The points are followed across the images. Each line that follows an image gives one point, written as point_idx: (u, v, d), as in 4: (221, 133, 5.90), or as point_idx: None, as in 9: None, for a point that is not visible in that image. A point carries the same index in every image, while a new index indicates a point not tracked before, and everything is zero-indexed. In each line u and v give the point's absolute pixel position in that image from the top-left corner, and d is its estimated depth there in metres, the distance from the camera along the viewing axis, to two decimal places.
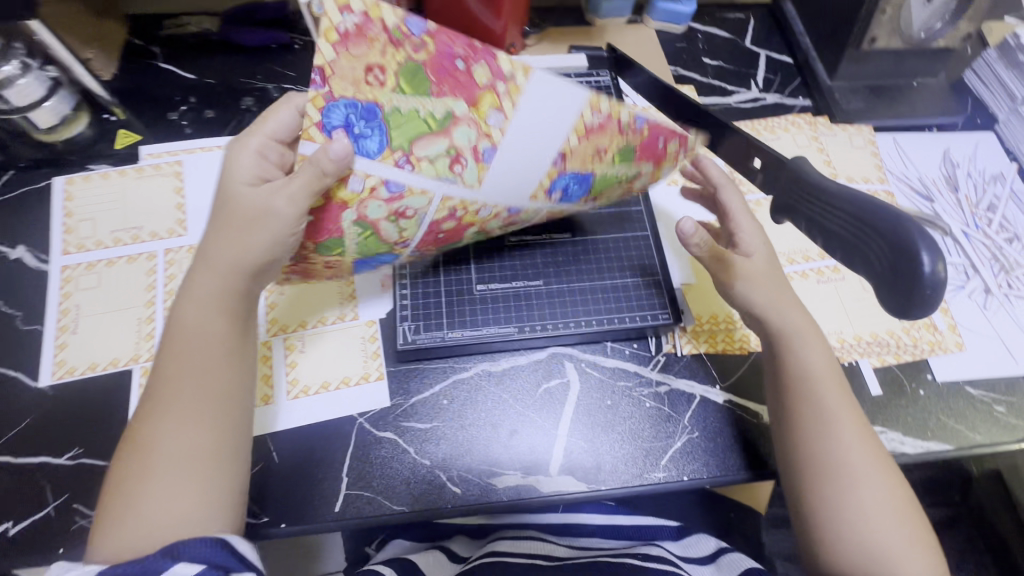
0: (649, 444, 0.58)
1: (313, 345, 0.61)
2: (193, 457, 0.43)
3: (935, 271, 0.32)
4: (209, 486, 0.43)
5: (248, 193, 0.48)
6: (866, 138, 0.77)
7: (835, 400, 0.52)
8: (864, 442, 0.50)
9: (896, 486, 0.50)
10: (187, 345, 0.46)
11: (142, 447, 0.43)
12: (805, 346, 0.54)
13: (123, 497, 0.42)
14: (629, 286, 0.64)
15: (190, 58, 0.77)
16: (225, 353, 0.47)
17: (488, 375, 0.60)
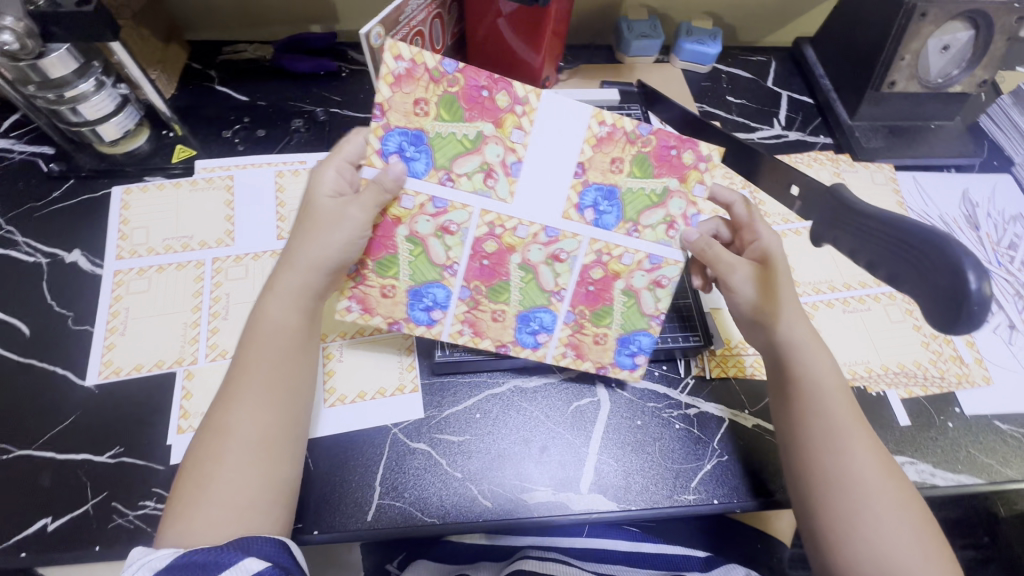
0: (680, 465, 0.59)
1: (351, 354, 0.63)
2: (266, 445, 0.45)
3: (977, 286, 0.31)
4: (277, 475, 0.45)
5: (328, 201, 0.52)
6: (887, 175, 0.80)
7: (846, 412, 0.53)
8: (876, 454, 0.52)
9: (910, 500, 0.50)
10: (268, 340, 0.49)
11: (219, 431, 0.45)
12: (814, 354, 0.55)
13: (197, 480, 0.43)
14: None
15: (245, 82, 0.82)
16: (301, 349, 0.50)
17: (521, 391, 0.62)
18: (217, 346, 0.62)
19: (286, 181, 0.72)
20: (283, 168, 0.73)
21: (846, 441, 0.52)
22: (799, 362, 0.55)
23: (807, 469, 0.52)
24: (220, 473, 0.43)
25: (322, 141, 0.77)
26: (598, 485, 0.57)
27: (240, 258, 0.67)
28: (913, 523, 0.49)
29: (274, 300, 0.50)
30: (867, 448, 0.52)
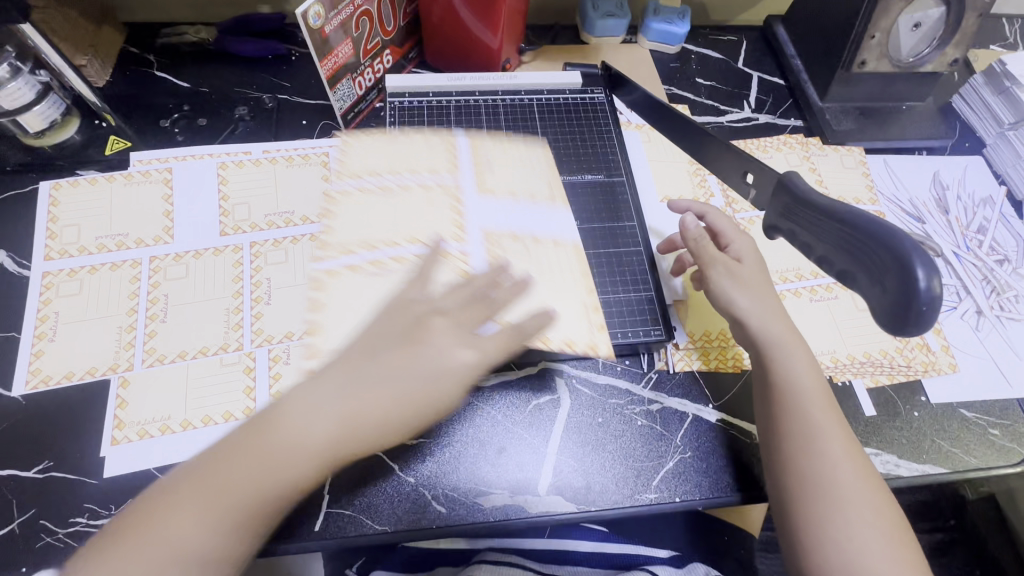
0: (641, 463, 0.57)
1: (298, 356, 0.59)
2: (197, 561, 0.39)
3: (928, 286, 0.33)
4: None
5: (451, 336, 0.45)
6: (857, 159, 0.78)
7: (825, 419, 0.53)
8: (851, 460, 0.52)
9: (885, 506, 0.50)
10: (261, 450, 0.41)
11: (141, 525, 0.40)
12: (790, 354, 0.56)
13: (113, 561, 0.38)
14: (622, 301, 0.63)
15: (186, 67, 0.77)
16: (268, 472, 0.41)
17: (478, 391, 0.59)
18: (154, 350, 0.58)
19: (229, 173, 0.68)
20: (226, 159, 0.69)
21: (822, 447, 0.52)
22: (777, 360, 0.55)
23: (782, 474, 0.52)
24: (171, 522, 0.39)
25: (269, 129, 0.73)
26: (557, 486, 0.55)
27: (180, 257, 0.63)
28: (882, 529, 0.49)
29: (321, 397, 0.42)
30: (844, 453, 0.52)
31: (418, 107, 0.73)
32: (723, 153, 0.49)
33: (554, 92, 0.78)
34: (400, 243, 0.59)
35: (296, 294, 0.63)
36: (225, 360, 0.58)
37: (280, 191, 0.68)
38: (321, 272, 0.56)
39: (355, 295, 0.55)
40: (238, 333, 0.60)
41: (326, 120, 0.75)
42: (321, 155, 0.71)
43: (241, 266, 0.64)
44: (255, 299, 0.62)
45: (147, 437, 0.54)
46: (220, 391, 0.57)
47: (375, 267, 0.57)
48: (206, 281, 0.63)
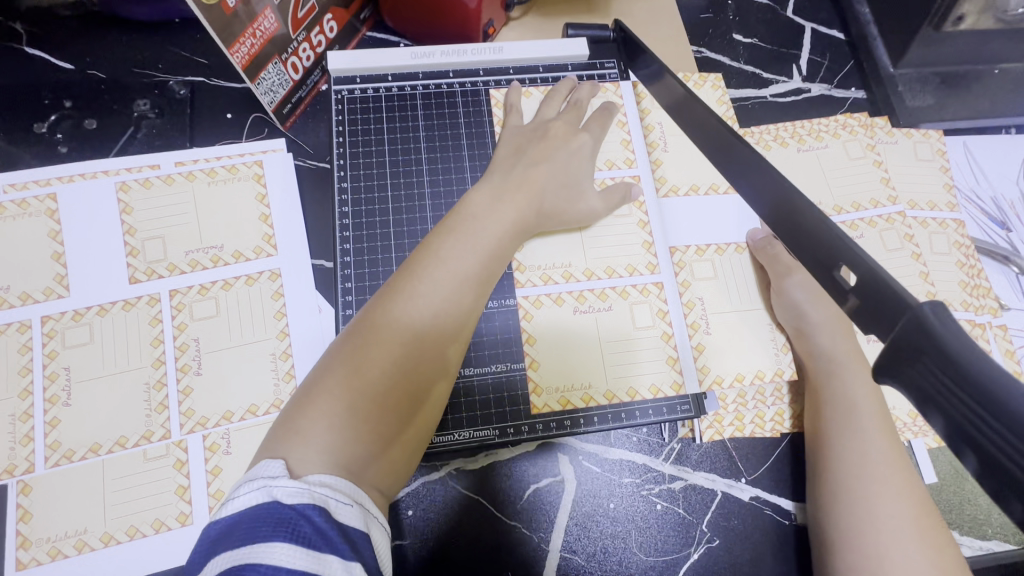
0: (659, 557, 0.48)
1: (241, 443, 0.48)
2: (386, 311, 0.42)
3: None
4: (401, 332, 0.41)
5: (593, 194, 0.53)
6: (934, 147, 0.61)
7: (891, 486, 0.42)
8: (923, 547, 0.40)
9: (947, 549, 0.40)
10: (445, 290, 0.44)
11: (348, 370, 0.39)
12: (851, 377, 0.48)
13: (320, 421, 0.37)
14: (639, 355, 0.51)
15: (65, 40, 0.58)
16: (446, 324, 0.44)
17: (463, 476, 0.49)
18: (59, 445, 0.47)
19: (133, 198, 0.53)
20: (127, 177, 0.53)
21: (880, 527, 0.41)
22: (833, 378, 0.48)
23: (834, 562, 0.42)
24: (338, 409, 0.38)
25: (181, 131, 0.56)
26: None
27: (81, 315, 0.50)
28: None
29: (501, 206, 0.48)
30: (914, 536, 0.40)
31: (373, 96, 0.57)
32: (805, 227, 0.32)
33: (553, 68, 0.60)
34: (600, 276, 0.53)
35: (232, 358, 0.50)
36: (150, 453, 0.47)
37: (202, 218, 0.53)
38: (526, 302, 0.51)
39: (563, 334, 0.51)
40: (163, 417, 0.48)
41: (257, 112, 0.57)
42: (253, 165, 0.55)
43: (162, 323, 0.51)
44: (181, 369, 0.49)
45: (61, 558, 0.44)
46: (146, 494, 0.46)
47: (586, 304, 0.52)
48: (117, 348, 0.50)
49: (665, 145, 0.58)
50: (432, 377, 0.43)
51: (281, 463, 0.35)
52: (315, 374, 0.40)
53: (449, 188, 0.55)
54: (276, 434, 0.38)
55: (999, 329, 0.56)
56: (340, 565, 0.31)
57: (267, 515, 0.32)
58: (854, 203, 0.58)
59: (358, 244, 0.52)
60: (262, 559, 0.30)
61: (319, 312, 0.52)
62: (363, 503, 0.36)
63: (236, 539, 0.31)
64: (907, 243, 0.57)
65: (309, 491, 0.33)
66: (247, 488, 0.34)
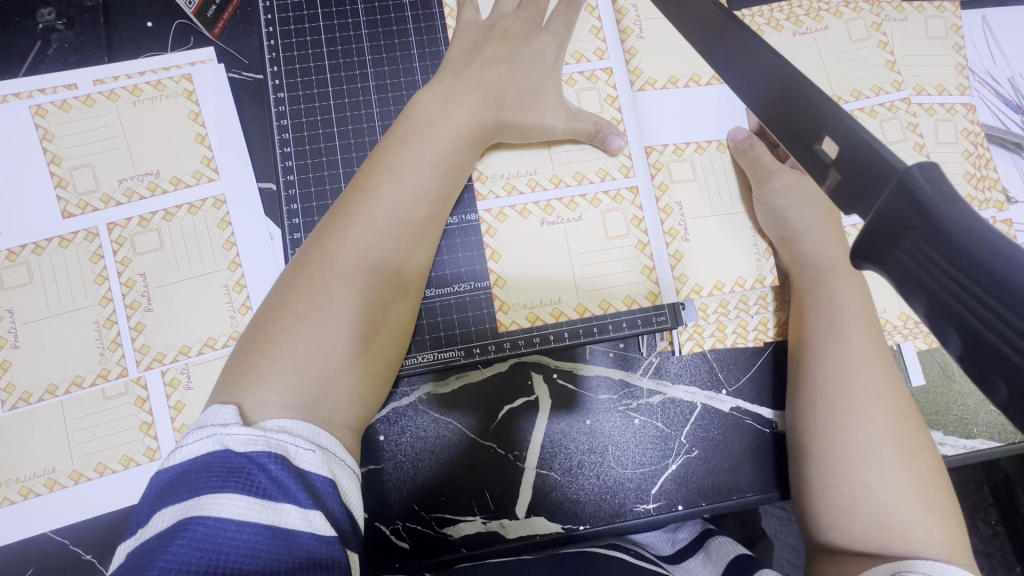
0: (637, 470, 0.48)
1: (201, 378, 0.46)
2: (338, 233, 0.39)
3: None
4: (352, 254, 0.38)
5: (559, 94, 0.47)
6: (949, 21, 0.54)
7: (870, 392, 0.41)
8: (898, 450, 0.39)
9: (923, 449, 0.40)
10: (399, 206, 0.40)
11: (298, 294, 0.37)
12: (841, 283, 0.44)
13: (270, 348, 0.35)
14: (613, 268, 0.47)
15: None
16: (403, 242, 0.40)
17: (433, 400, 0.48)
18: (14, 387, 0.45)
19: (52, 123, 0.48)
20: (41, 99, 0.48)
21: (855, 433, 0.40)
22: (821, 285, 0.45)
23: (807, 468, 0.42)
24: (295, 342, 0.35)
25: (97, 44, 0.50)
26: (536, 505, 0.47)
27: (15, 255, 0.47)
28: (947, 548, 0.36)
29: (454, 112, 0.43)
30: (888, 441, 0.39)
31: None
32: (792, 103, 0.27)
33: None
34: (569, 183, 0.48)
35: (183, 292, 0.47)
36: (108, 391, 0.46)
37: (133, 143, 0.48)
38: (489, 216, 0.47)
39: (530, 248, 0.47)
40: (117, 354, 0.46)
41: (180, 18, 0.50)
42: (181, 79, 0.49)
43: (103, 259, 0.47)
44: (130, 306, 0.47)
45: (34, 496, 0.44)
46: (110, 432, 0.45)
47: (555, 215, 0.48)
48: (59, 287, 0.47)
49: (640, 32, 0.51)
50: (393, 304, 0.40)
51: (233, 410, 0.33)
52: (267, 302, 0.38)
53: (398, 94, 0.49)
54: (229, 372, 0.36)
55: (1004, 224, 0.52)
56: (298, 514, 0.29)
57: (217, 465, 0.30)
58: (854, 91, 0.52)
59: (301, 160, 0.48)
60: (209, 512, 0.28)
61: (270, 240, 0.49)
62: (327, 447, 0.34)
63: (184, 490, 0.29)
64: (910, 134, 0.52)
65: (264, 437, 0.31)
66: (196, 435, 0.31)
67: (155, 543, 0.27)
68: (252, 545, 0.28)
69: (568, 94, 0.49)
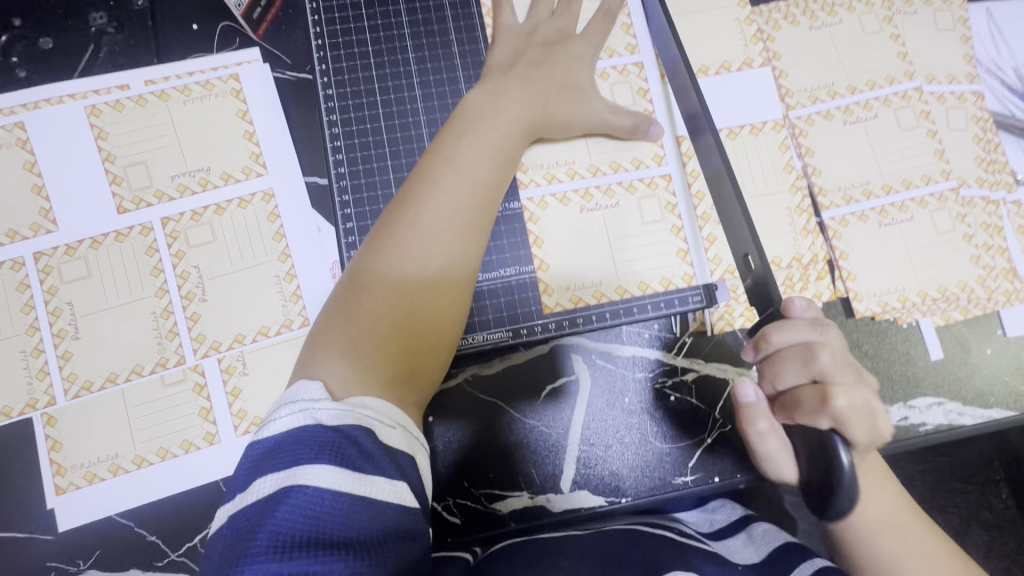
0: (675, 444, 0.50)
1: (256, 364, 0.48)
2: (401, 223, 0.41)
3: None
4: (412, 242, 0.41)
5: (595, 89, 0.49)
6: (956, 14, 0.57)
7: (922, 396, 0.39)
8: None
9: None
10: (455, 196, 0.42)
11: (366, 283, 0.40)
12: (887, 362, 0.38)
13: (346, 334, 0.38)
14: (651, 252, 0.50)
15: None
16: (460, 228, 0.42)
17: (481, 381, 0.50)
18: (76, 377, 0.47)
19: (106, 122, 0.50)
20: (96, 100, 0.50)
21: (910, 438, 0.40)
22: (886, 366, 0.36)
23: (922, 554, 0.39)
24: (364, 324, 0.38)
25: (146, 46, 0.52)
26: (580, 480, 0.49)
27: (73, 250, 0.48)
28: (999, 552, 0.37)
29: (500, 106, 0.45)
30: None
31: None
32: None
33: None
34: (606, 171, 0.50)
35: (236, 283, 0.49)
36: (168, 379, 0.47)
37: (185, 141, 0.50)
38: (531, 204, 0.50)
39: (570, 233, 0.50)
40: (175, 343, 0.48)
41: (226, 20, 0.52)
42: (229, 79, 0.51)
43: (158, 252, 0.49)
44: (186, 297, 0.49)
45: (99, 481, 0.46)
46: (170, 417, 0.47)
47: (593, 202, 0.50)
48: (116, 280, 0.48)
49: None
50: (453, 288, 0.42)
51: (320, 387, 0.35)
52: (338, 292, 0.41)
53: (441, 90, 0.51)
54: (309, 355, 0.39)
55: (1013, 205, 0.55)
56: (387, 486, 0.31)
57: (311, 437, 0.31)
58: (869, 81, 0.55)
59: (350, 153, 0.50)
60: (308, 481, 0.29)
61: (319, 232, 0.51)
62: (405, 425, 0.36)
63: (281, 460, 0.31)
64: (923, 121, 0.54)
65: (353, 413, 0.33)
66: (288, 410, 0.33)
67: (258, 510, 0.29)
68: (350, 513, 0.29)
69: (602, 87, 0.52)
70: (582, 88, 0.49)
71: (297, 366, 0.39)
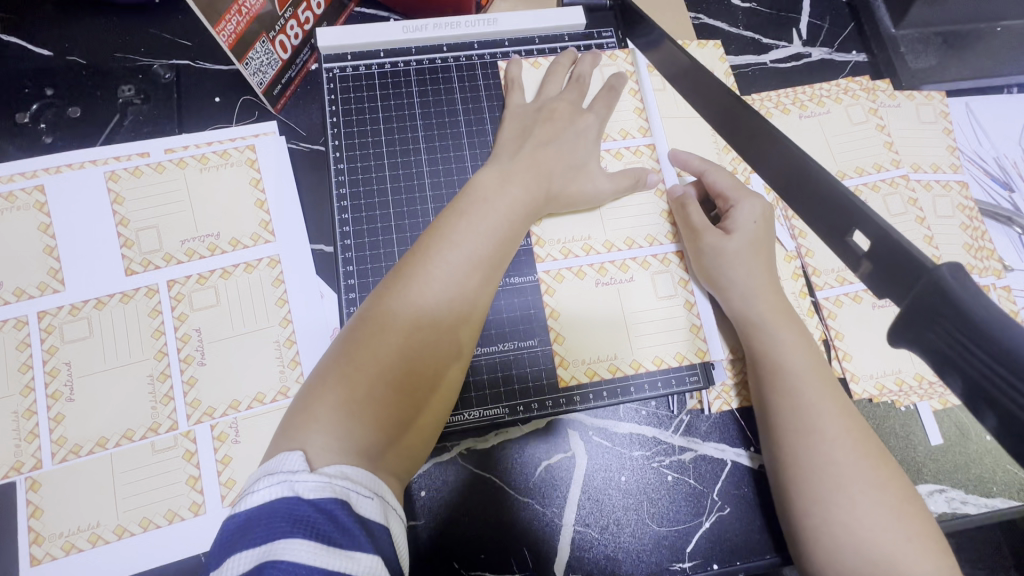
0: (672, 527, 0.48)
1: (249, 432, 0.48)
2: (389, 297, 0.41)
3: None
4: (399, 317, 0.40)
5: (595, 169, 0.51)
6: (937, 108, 0.60)
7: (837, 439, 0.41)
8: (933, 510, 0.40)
9: None
10: (446, 271, 0.42)
11: (353, 350, 0.39)
12: (815, 395, 0.43)
13: (329, 402, 0.37)
14: (649, 327, 0.51)
15: (45, 25, 0.56)
16: (451, 304, 0.42)
17: (474, 457, 0.49)
18: (65, 440, 0.46)
19: (123, 187, 0.52)
20: (116, 166, 0.52)
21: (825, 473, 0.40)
22: (821, 404, 0.42)
23: (786, 490, 0.42)
24: (351, 392, 0.37)
25: (168, 116, 0.54)
26: (574, 563, 0.47)
27: (78, 310, 0.49)
28: (853, 443, 0.41)
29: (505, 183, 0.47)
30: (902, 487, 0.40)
31: (366, 73, 0.55)
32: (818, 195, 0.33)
33: (546, 38, 0.58)
34: (620, 247, 0.53)
35: (234, 347, 0.49)
36: (158, 445, 0.47)
37: (197, 206, 0.52)
38: (547, 276, 0.52)
39: (585, 304, 0.51)
40: (169, 408, 0.48)
41: (247, 94, 0.56)
42: (245, 149, 0.54)
43: (161, 315, 0.50)
44: (184, 360, 0.49)
45: (76, 552, 0.44)
46: (157, 485, 0.46)
47: (608, 275, 0.52)
48: (117, 341, 0.49)
49: (663, 115, 0.56)
50: (432, 386, 0.41)
51: (300, 455, 0.34)
52: (323, 358, 0.40)
53: (448, 167, 0.54)
54: (290, 422, 0.37)
55: (1003, 290, 0.56)
56: (364, 560, 0.30)
57: (287, 511, 0.30)
58: (858, 168, 0.58)
59: (357, 225, 0.51)
60: (283, 556, 0.28)
61: (321, 298, 0.51)
62: (382, 494, 0.35)
63: (256, 535, 0.30)
64: (911, 207, 0.56)
65: (330, 484, 0.32)
66: (266, 481, 0.32)
67: None
68: None
69: (607, 169, 0.54)
70: (580, 169, 0.51)
71: (276, 438, 0.37)
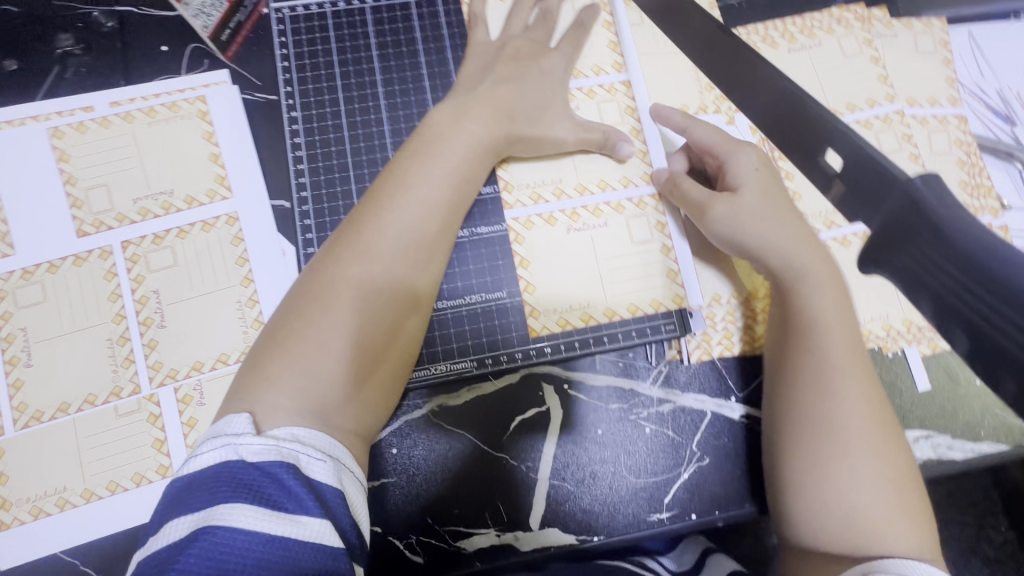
0: (649, 479, 0.47)
1: (214, 394, 0.47)
2: (340, 247, 0.39)
3: None
4: (351, 266, 0.39)
5: (566, 111, 0.48)
6: (936, 37, 0.56)
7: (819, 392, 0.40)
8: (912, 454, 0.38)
9: None
10: (401, 217, 0.40)
11: (304, 305, 0.37)
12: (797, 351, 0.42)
13: (281, 357, 0.35)
14: (625, 276, 0.49)
15: None
16: (406, 251, 0.40)
17: (445, 413, 0.48)
18: (26, 406, 0.45)
19: (69, 144, 0.49)
20: (60, 122, 0.49)
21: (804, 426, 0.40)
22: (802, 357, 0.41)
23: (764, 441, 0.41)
24: (303, 345, 0.36)
25: (112, 68, 0.51)
26: (550, 516, 0.47)
27: (29, 274, 0.47)
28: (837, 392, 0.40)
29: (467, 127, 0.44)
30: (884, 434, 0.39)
31: (318, 15, 0.52)
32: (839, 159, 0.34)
33: None
34: (594, 192, 0.50)
35: (195, 307, 0.48)
36: (120, 409, 0.46)
37: (148, 163, 0.49)
38: (517, 224, 0.49)
39: (556, 253, 0.49)
40: (130, 371, 0.46)
41: (194, 42, 0.52)
42: (195, 101, 0.51)
43: (117, 277, 0.48)
44: (143, 323, 0.47)
45: (45, 516, 0.44)
46: (123, 449, 0.45)
47: (580, 222, 0.49)
48: (73, 305, 0.47)
49: (641, 51, 0.52)
50: (391, 337, 0.39)
51: (247, 418, 0.32)
52: (275, 316, 0.39)
53: (409, 113, 0.51)
54: (242, 380, 0.36)
55: (999, 231, 0.53)
56: (308, 525, 0.29)
57: (229, 475, 0.29)
58: (849, 103, 0.54)
59: (314, 177, 0.49)
60: (221, 521, 0.27)
61: (283, 256, 0.49)
62: (336, 456, 0.33)
63: (196, 499, 0.28)
64: (905, 144, 0.53)
65: (276, 447, 0.31)
66: (210, 445, 0.31)
67: (167, 554, 0.27)
68: (258, 557, 0.27)
69: (577, 110, 0.50)
70: (550, 110, 0.48)
71: (228, 395, 0.36)
